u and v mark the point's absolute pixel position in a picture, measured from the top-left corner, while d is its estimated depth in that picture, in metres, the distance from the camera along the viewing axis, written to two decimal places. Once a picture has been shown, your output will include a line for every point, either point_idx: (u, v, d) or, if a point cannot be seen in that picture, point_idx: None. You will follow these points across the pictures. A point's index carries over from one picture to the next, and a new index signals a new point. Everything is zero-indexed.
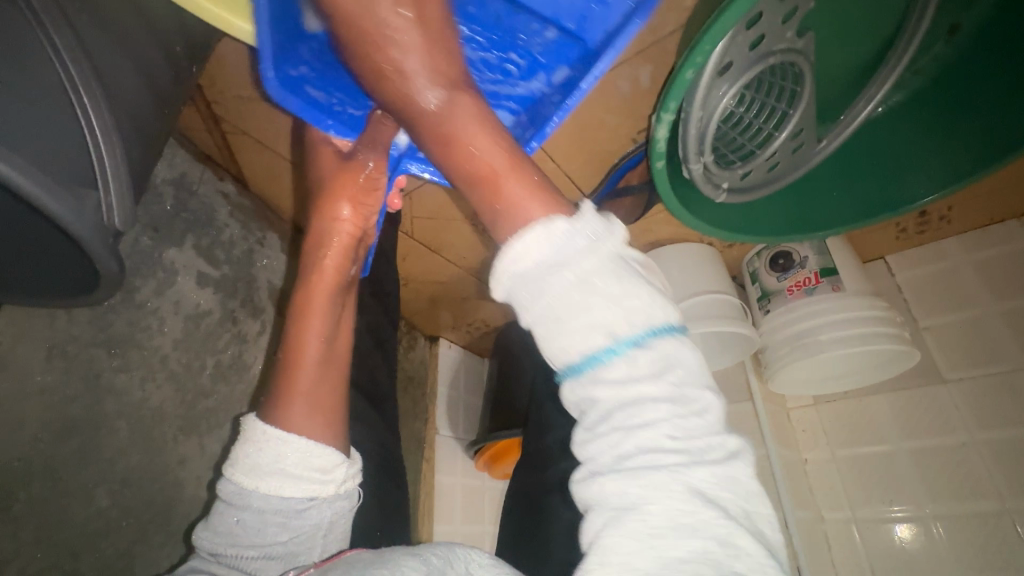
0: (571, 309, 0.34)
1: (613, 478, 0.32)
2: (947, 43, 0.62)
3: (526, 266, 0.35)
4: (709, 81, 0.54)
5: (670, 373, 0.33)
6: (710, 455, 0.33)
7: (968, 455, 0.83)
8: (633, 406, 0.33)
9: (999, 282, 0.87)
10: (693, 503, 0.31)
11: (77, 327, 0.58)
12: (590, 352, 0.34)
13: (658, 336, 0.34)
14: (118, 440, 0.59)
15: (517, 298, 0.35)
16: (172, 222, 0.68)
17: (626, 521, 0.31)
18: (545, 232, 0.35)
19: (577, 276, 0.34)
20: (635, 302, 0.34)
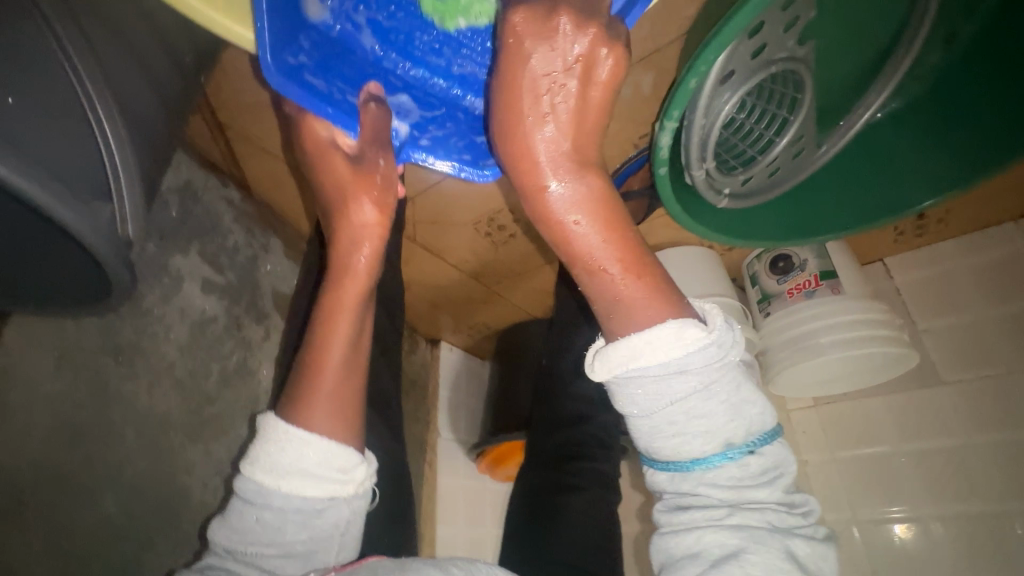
0: (695, 411, 0.39)
1: (713, 535, 0.38)
2: (945, 51, 0.62)
3: (648, 365, 0.39)
4: (712, 90, 0.55)
5: (775, 475, 0.40)
6: (797, 530, 0.39)
7: (966, 456, 0.84)
8: (737, 489, 0.39)
9: (996, 286, 0.88)
10: (787, 563, 0.37)
11: (85, 335, 0.58)
12: (703, 454, 0.40)
13: (761, 440, 0.40)
14: (126, 447, 0.60)
15: (630, 388, 0.40)
16: (177, 229, 0.68)
17: (722, 566, 0.37)
18: (677, 334, 0.39)
19: (705, 385, 0.39)
20: (745, 412, 0.40)
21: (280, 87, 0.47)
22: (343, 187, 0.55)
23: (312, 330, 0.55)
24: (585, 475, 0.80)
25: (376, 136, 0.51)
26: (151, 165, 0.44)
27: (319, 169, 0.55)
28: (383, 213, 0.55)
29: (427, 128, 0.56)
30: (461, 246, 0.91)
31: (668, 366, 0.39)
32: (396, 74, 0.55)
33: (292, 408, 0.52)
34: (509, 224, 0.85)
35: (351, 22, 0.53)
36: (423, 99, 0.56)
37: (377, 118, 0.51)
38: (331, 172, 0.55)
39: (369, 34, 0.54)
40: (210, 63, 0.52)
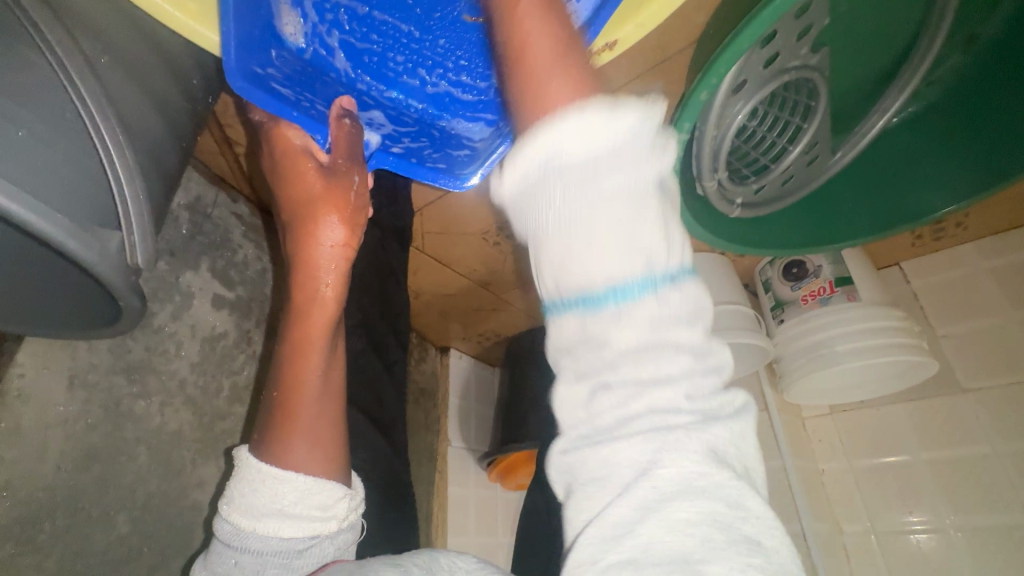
0: (604, 227, 0.28)
1: (615, 445, 0.27)
2: (963, 54, 0.61)
3: (562, 155, 0.29)
4: (724, 100, 0.54)
5: (699, 321, 0.28)
6: (721, 411, 0.28)
7: (990, 466, 0.81)
8: (651, 359, 0.27)
9: (1018, 291, 0.85)
10: (708, 465, 0.26)
11: (97, 355, 0.58)
12: (622, 281, 0.27)
13: (684, 278, 0.29)
14: (138, 465, 0.60)
15: (538, 192, 0.29)
16: (189, 245, 0.68)
17: (630, 492, 0.26)
18: (607, 112, 0.29)
19: (615, 189, 0.28)
20: (672, 234, 0.29)
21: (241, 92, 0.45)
22: (310, 199, 0.51)
23: (280, 361, 0.52)
24: None
25: (349, 151, 0.49)
26: (160, 191, 0.44)
27: (287, 179, 0.52)
28: (351, 231, 0.52)
29: (400, 138, 0.56)
30: (469, 255, 0.91)
31: (589, 158, 0.28)
32: (371, 94, 0.52)
33: (276, 446, 0.50)
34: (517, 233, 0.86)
35: (324, 44, 0.49)
36: (397, 117, 0.54)
37: (348, 132, 0.49)
38: (298, 183, 0.52)
39: (343, 57, 0.50)
40: (218, 81, 0.53)
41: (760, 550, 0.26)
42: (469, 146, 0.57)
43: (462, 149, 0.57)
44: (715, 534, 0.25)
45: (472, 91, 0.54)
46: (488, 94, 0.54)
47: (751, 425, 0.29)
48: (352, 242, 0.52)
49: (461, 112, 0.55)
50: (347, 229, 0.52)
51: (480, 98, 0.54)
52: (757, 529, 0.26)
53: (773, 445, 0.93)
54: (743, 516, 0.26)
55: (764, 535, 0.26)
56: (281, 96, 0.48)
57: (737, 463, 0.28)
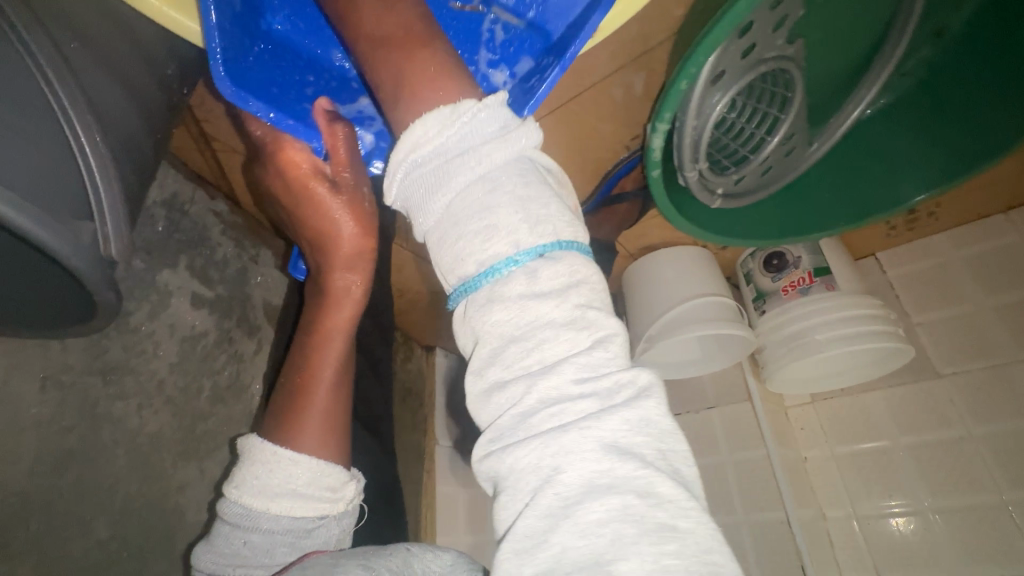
0: (469, 205, 0.34)
1: (524, 452, 0.30)
2: (933, 46, 0.63)
3: (424, 154, 0.35)
4: (702, 92, 0.54)
5: (567, 292, 0.32)
6: (617, 398, 0.30)
7: (965, 448, 0.84)
8: (524, 336, 0.32)
9: (991, 277, 0.88)
10: (605, 458, 0.28)
11: (72, 356, 0.57)
12: (489, 261, 0.33)
13: (558, 249, 0.33)
14: (117, 468, 0.58)
15: (412, 186, 0.36)
16: (166, 243, 0.67)
17: (538, 498, 0.29)
18: (451, 116, 0.35)
19: (477, 169, 0.34)
20: (536, 209, 0.34)
21: (234, 101, 0.41)
22: (323, 215, 0.47)
23: (302, 350, 0.54)
24: None
25: (355, 159, 0.45)
26: (136, 182, 0.44)
27: (296, 202, 0.48)
28: (367, 236, 0.49)
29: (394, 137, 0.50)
30: None
31: (445, 150, 0.35)
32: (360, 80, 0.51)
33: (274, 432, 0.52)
34: None
35: (318, 40, 0.49)
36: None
37: (342, 135, 0.45)
38: (303, 203, 0.47)
39: (334, 51, 0.50)
40: (194, 73, 0.52)
41: (673, 536, 0.27)
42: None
43: None
44: (626, 527, 0.27)
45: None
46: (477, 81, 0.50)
47: (659, 406, 0.31)
48: (365, 250, 0.49)
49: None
50: (359, 230, 0.48)
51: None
52: (670, 513, 0.27)
53: (758, 434, 0.94)
54: (656, 505, 0.27)
55: (676, 517, 0.27)
56: (271, 92, 0.44)
57: (649, 455, 0.29)
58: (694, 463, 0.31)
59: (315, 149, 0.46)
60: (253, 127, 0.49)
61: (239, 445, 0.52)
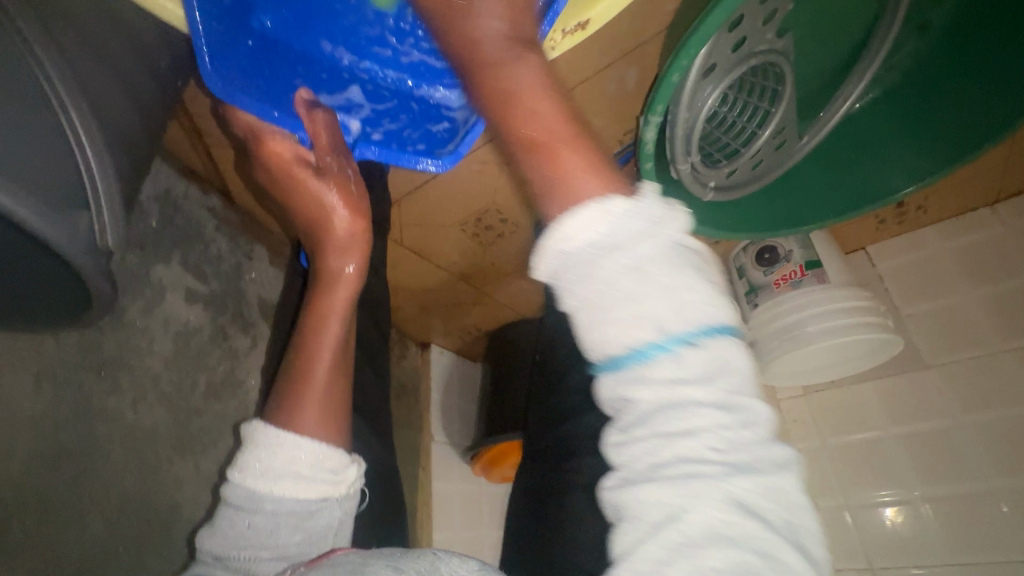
0: (620, 298, 0.31)
1: (652, 489, 0.29)
2: (917, 42, 0.64)
3: (571, 246, 0.32)
4: (695, 84, 0.54)
5: (721, 374, 0.30)
6: (755, 466, 0.29)
7: (954, 437, 0.85)
8: (670, 409, 0.29)
9: (979, 269, 0.89)
10: (733, 514, 0.28)
11: (64, 352, 0.56)
12: (635, 346, 0.30)
13: (710, 336, 0.30)
14: (112, 464, 0.58)
15: (559, 278, 0.33)
16: (159, 239, 0.66)
17: (659, 533, 0.28)
18: (602, 208, 0.32)
19: (628, 261, 0.31)
20: (689, 296, 0.31)
21: (223, 97, 0.45)
22: (314, 198, 0.52)
23: (300, 335, 0.54)
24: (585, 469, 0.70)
25: (336, 142, 0.50)
26: (131, 175, 0.44)
27: (287, 192, 0.53)
28: (357, 217, 0.53)
29: (381, 123, 0.55)
30: (447, 247, 0.91)
31: (594, 242, 0.32)
32: (346, 68, 0.52)
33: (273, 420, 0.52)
34: (496, 224, 0.87)
35: (300, 30, 0.49)
36: (375, 92, 0.53)
37: (324, 123, 0.49)
38: (294, 189, 0.52)
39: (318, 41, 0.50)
40: (186, 66, 0.52)
41: None
42: (449, 118, 0.55)
43: (442, 122, 0.55)
44: None
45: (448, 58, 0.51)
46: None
47: (795, 479, 0.30)
48: (357, 230, 0.54)
49: (437, 79, 0.52)
50: (349, 211, 0.53)
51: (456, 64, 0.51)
52: None
53: None
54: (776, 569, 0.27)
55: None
56: (259, 87, 0.48)
57: (778, 523, 0.29)
58: (818, 540, 0.30)
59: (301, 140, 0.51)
60: (234, 128, 0.53)
61: (240, 431, 0.52)
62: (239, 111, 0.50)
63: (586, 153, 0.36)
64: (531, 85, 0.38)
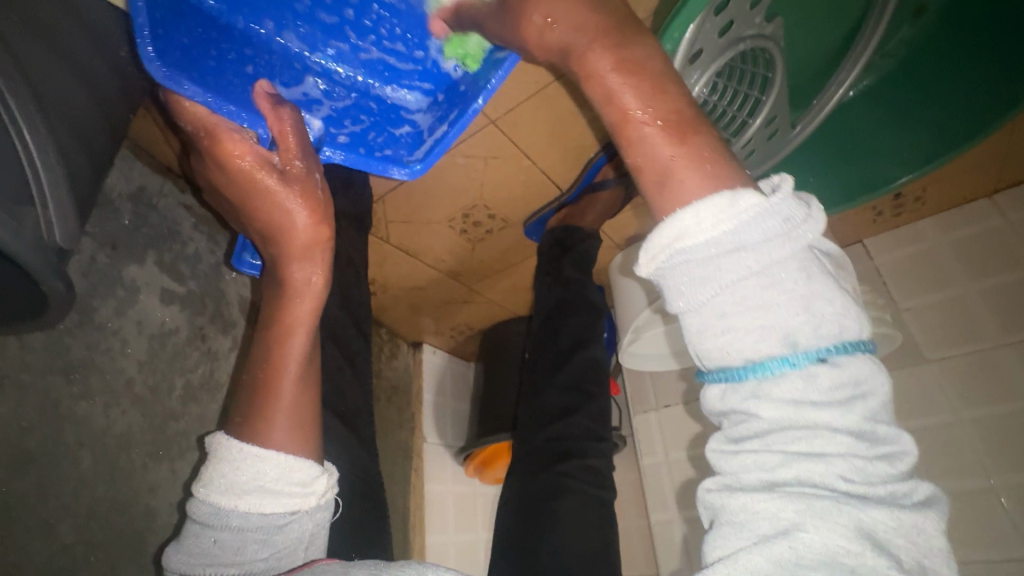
0: (747, 305, 0.31)
1: (761, 501, 0.30)
2: (913, 26, 0.61)
3: (692, 245, 0.32)
4: (682, 70, 0.51)
5: (856, 400, 0.30)
6: (884, 497, 0.29)
7: (954, 433, 0.83)
8: (797, 423, 0.30)
9: (978, 260, 0.87)
10: (859, 544, 0.27)
11: (31, 354, 0.54)
12: (759, 358, 0.31)
13: (847, 353, 0.30)
14: (82, 471, 0.56)
15: (675, 277, 0.33)
16: (131, 238, 0.64)
17: (771, 543, 0.29)
18: (728, 203, 0.31)
19: (758, 264, 0.31)
20: (824, 309, 0.31)
21: (166, 82, 0.44)
22: (276, 205, 0.49)
23: (263, 344, 0.53)
24: (573, 473, 0.68)
25: (302, 143, 0.48)
26: (91, 171, 0.42)
27: (243, 194, 0.49)
28: (322, 226, 0.51)
29: (343, 124, 0.54)
30: (435, 244, 0.90)
31: (719, 242, 0.31)
32: (301, 58, 0.50)
33: (251, 426, 0.51)
34: (485, 220, 0.85)
35: (249, 13, 0.47)
36: (331, 88, 0.52)
37: (290, 118, 0.47)
38: (252, 194, 0.48)
39: (269, 25, 0.48)
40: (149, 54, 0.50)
41: None
42: (410, 121, 0.56)
43: (403, 125, 0.56)
44: None
45: (408, 60, 0.52)
46: (426, 65, 0.52)
47: (933, 522, 0.30)
48: (320, 237, 0.51)
49: (396, 80, 0.53)
50: (312, 217, 0.50)
51: (417, 67, 0.52)
52: None
53: None
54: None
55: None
56: (213, 83, 0.48)
57: (903, 558, 0.28)
58: None
59: (260, 136, 0.49)
60: (183, 123, 0.48)
61: (205, 445, 0.51)
62: (187, 102, 0.47)
63: (698, 136, 0.34)
64: (633, 60, 0.36)
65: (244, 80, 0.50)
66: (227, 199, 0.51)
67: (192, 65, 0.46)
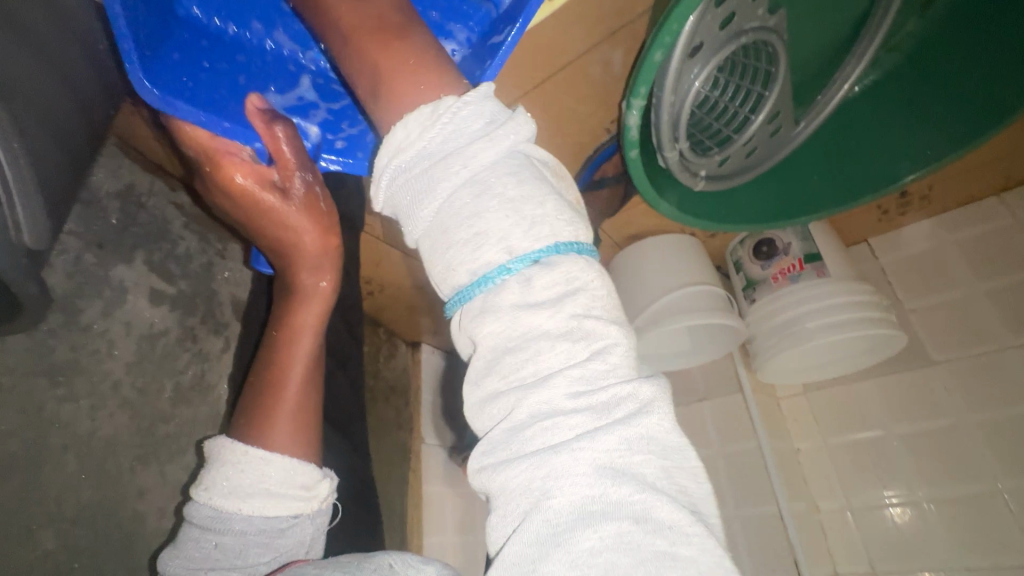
0: (457, 212, 0.32)
1: (516, 471, 0.29)
2: (921, 18, 0.61)
3: (408, 160, 0.33)
4: (680, 64, 0.50)
5: (565, 303, 0.31)
6: (611, 413, 0.29)
7: (960, 435, 0.81)
8: (525, 351, 0.30)
9: (987, 259, 0.85)
10: (595, 481, 0.28)
11: (13, 356, 0.53)
12: (481, 270, 0.32)
13: (558, 253, 0.32)
14: (67, 475, 0.56)
15: (402, 199, 0.33)
16: (119, 237, 0.63)
17: (527, 523, 0.28)
18: (430, 115, 0.33)
19: (468, 173, 0.32)
20: (532, 211, 0.32)
21: (160, 106, 0.40)
22: (282, 224, 0.48)
23: (270, 344, 0.52)
24: None
25: (302, 159, 0.45)
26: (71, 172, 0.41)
27: (251, 215, 0.48)
28: (328, 235, 0.49)
29: (341, 127, 0.50)
30: None
31: (430, 153, 0.33)
32: (294, 60, 0.49)
33: (241, 433, 0.50)
34: None
35: (236, 19, 0.46)
36: (326, 86, 0.50)
37: (285, 135, 0.44)
38: (256, 213, 0.47)
39: (259, 28, 0.47)
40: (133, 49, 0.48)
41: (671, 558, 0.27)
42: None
43: None
44: (618, 554, 0.27)
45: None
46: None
47: (659, 421, 0.30)
48: (329, 247, 0.50)
49: None
50: (317, 231, 0.49)
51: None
52: (667, 538, 0.27)
53: (748, 425, 0.90)
54: (648, 526, 0.27)
55: (676, 543, 0.27)
56: (210, 96, 0.44)
57: (641, 473, 0.29)
58: (700, 478, 0.31)
59: (257, 150, 0.46)
60: (184, 146, 0.46)
61: (207, 446, 0.50)
62: (188, 125, 0.44)
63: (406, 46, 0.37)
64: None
65: (236, 92, 0.46)
66: (234, 217, 0.49)
67: (186, 78, 0.43)
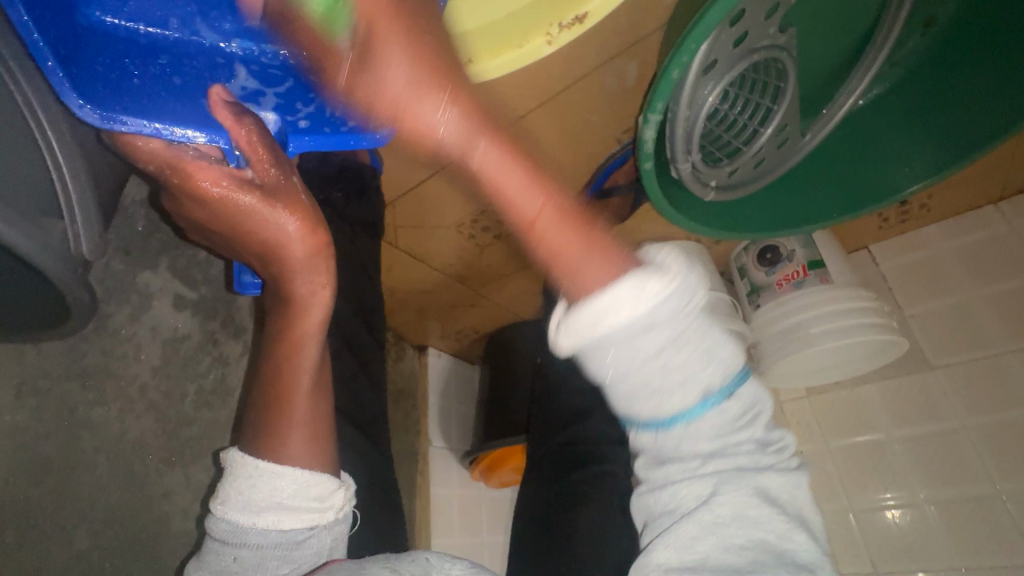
0: (660, 369, 0.35)
1: (687, 486, 0.37)
2: (923, 36, 0.63)
3: (613, 328, 0.34)
4: (694, 82, 0.52)
5: (752, 418, 0.38)
6: (771, 464, 0.37)
7: (958, 439, 0.83)
8: (718, 435, 0.37)
9: (985, 265, 0.88)
10: (757, 502, 0.36)
11: (48, 361, 0.57)
12: (684, 407, 0.36)
13: (739, 384, 0.37)
14: (97, 476, 0.58)
15: (600, 355, 0.35)
16: (145, 244, 0.65)
17: (693, 514, 0.36)
18: (640, 288, 0.34)
19: (668, 337, 0.34)
20: (719, 355, 0.36)
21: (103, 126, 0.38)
22: (261, 229, 0.44)
23: (273, 357, 0.53)
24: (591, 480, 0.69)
25: (273, 150, 0.42)
26: (80, 177, 0.39)
27: (225, 225, 0.44)
28: (318, 234, 0.45)
29: (296, 108, 0.47)
30: (444, 248, 0.89)
31: (636, 325, 0.34)
32: (221, 52, 0.45)
33: (268, 439, 0.52)
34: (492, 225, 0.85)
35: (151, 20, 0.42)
36: (263, 72, 0.47)
37: (252, 125, 0.42)
38: (234, 219, 0.43)
39: (177, 24, 0.43)
40: None
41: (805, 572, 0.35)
42: None
43: None
44: (762, 554, 0.35)
45: None
46: None
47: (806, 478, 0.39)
48: (318, 248, 0.46)
49: None
50: (304, 227, 0.44)
51: None
52: (801, 553, 0.36)
53: None
54: (789, 545, 0.36)
55: (808, 554, 0.36)
56: (160, 108, 0.41)
57: (786, 505, 0.37)
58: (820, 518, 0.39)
59: (223, 150, 0.42)
60: (142, 166, 0.42)
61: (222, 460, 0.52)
62: (140, 141, 0.40)
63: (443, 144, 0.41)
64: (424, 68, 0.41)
65: (178, 94, 0.43)
66: (209, 230, 0.46)
67: (122, 91, 0.40)
